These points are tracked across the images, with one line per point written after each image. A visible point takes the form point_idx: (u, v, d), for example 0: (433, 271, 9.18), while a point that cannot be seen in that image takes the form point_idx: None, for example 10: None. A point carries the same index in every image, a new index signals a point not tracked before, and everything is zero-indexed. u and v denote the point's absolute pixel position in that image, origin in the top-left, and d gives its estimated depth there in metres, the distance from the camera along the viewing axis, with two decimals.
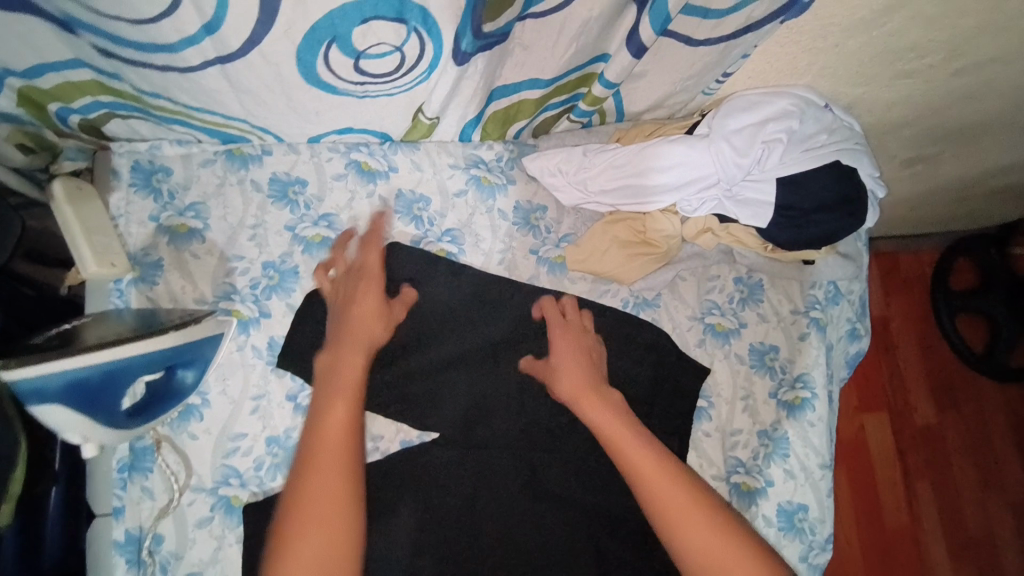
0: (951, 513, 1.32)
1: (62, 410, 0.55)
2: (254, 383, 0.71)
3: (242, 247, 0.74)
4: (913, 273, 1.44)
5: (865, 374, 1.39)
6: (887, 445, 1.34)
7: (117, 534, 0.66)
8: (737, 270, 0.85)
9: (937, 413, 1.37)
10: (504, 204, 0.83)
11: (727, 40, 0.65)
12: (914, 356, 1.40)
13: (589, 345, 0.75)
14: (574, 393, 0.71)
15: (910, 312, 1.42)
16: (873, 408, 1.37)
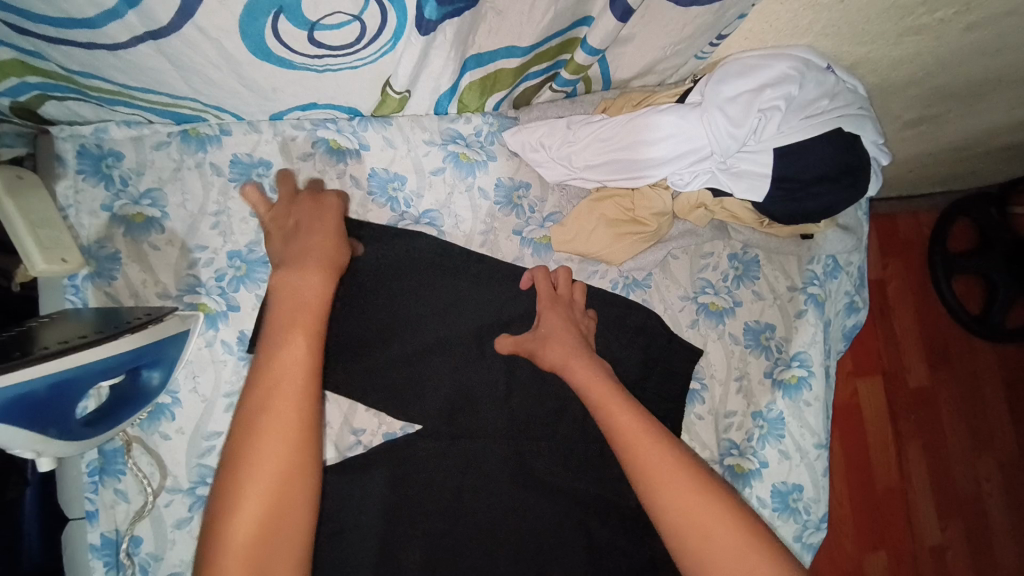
0: (940, 472, 1.33)
1: (10, 428, 0.49)
2: (226, 380, 0.68)
3: (204, 237, 0.69)
4: (911, 235, 1.39)
5: (862, 340, 1.35)
6: (881, 407, 1.33)
7: (93, 538, 0.64)
8: (732, 246, 0.81)
9: (930, 374, 1.36)
10: (485, 181, 0.78)
11: None
12: (909, 318, 1.38)
13: (578, 321, 0.71)
14: (563, 355, 0.65)
15: (908, 273, 1.39)
16: (868, 372, 1.35)
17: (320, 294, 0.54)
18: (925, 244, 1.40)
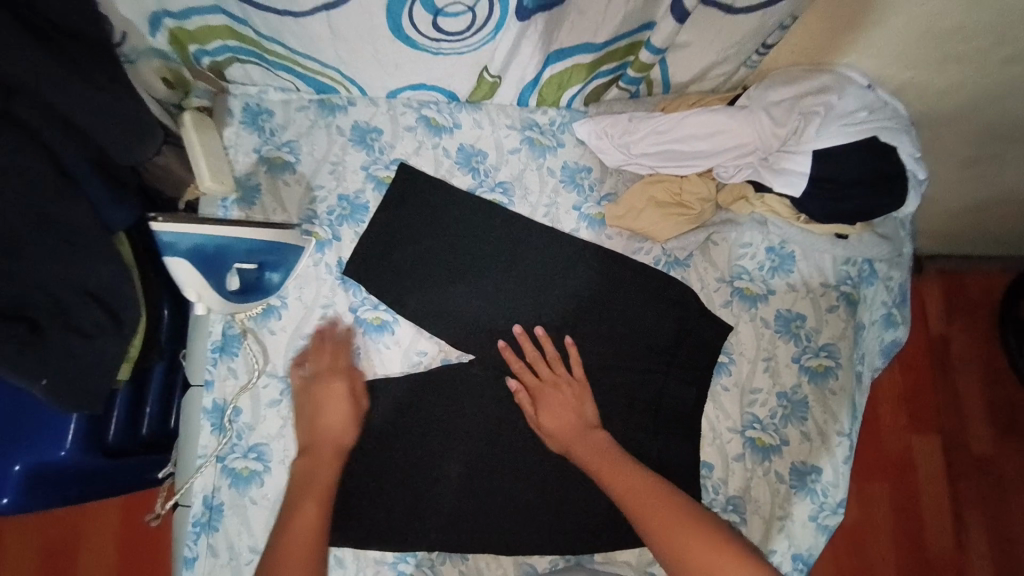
0: (1002, 545, 1.28)
1: (185, 267, 0.69)
2: (324, 293, 0.83)
3: (324, 179, 0.87)
4: (977, 293, 1.42)
5: (918, 392, 1.36)
6: (936, 467, 1.32)
7: (206, 403, 0.78)
8: (769, 240, 0.89)
9: (995, 441, 1.34)
10: (553, 163, 0.91)
11: (762, 9, 0.69)
12: (974, 378, 1.37)
13: (575, 394, 0.81)
14: (567, 439, 0.78)
15: (973, 330, 1.40)
16: (923, 429, 1.34)
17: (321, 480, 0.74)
18: (994, 304, 1.42)
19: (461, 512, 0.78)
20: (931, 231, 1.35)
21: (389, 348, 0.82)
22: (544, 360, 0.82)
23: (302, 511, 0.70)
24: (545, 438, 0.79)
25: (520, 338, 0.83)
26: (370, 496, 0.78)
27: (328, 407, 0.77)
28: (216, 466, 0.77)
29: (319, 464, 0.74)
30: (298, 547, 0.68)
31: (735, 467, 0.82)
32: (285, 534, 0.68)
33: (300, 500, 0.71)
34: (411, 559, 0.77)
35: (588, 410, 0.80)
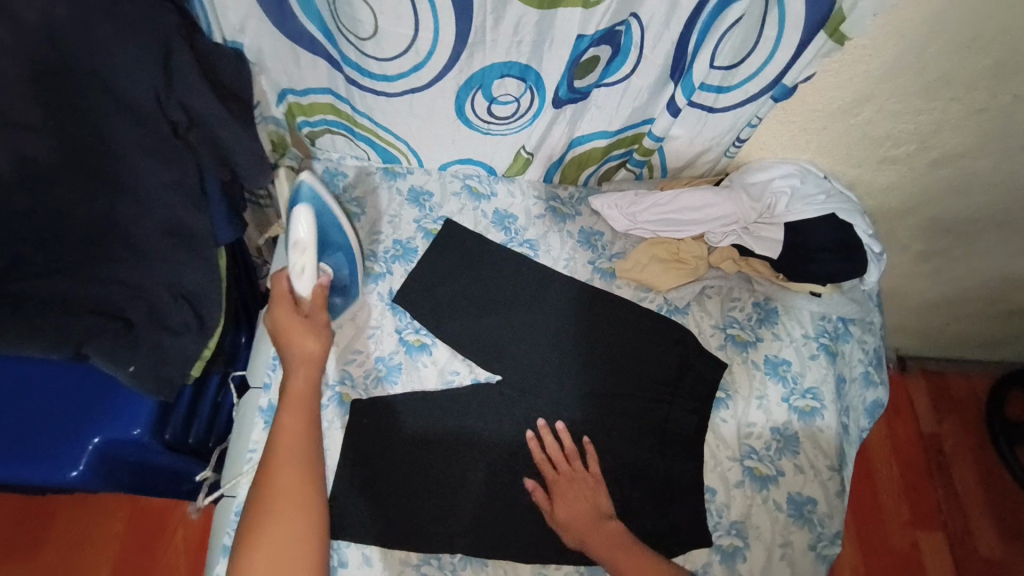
0: None
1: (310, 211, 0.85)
2: (374, 317, 0.96)
3: (382, 227, 1.05)
4: (961, 395, 1.57)
5: (918, 487, 1.44)
6: (944, 563, 1.36)
7: (262, 402, 0.88)
8: (756, 295, 1.05)
9: (998, 541, 1.40)
10: (572, 227, 1.10)
11: (733, 109, 0.94)
12: (969, 475, 1.47)
13: (591, 487, 0.87)
14: (584, 533, 0.83)
15: (963, 430, 1.52)
16: (927, 525, 1.40)
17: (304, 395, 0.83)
18: (981, 406, 1.56)
19: (483, 519, 0.85)
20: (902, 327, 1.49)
21: (426, 366, 0.93)
22: (562, 453, 0.89)
23: (288, 428, 0.79)
24: (566, 537, 0.83)
25: (542, 431, 0.90)
26: (398, 499, 0.85)
27: (285, 318, 0.86)
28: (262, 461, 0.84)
29: (298, 380, 0.83)
30: (291, 461, 0.77)
31: (736, 494, 0.89)
32: (280, 451, 0.77)
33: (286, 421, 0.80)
34: (434, 562, 0.82)
35: (603, 500, 0.86)
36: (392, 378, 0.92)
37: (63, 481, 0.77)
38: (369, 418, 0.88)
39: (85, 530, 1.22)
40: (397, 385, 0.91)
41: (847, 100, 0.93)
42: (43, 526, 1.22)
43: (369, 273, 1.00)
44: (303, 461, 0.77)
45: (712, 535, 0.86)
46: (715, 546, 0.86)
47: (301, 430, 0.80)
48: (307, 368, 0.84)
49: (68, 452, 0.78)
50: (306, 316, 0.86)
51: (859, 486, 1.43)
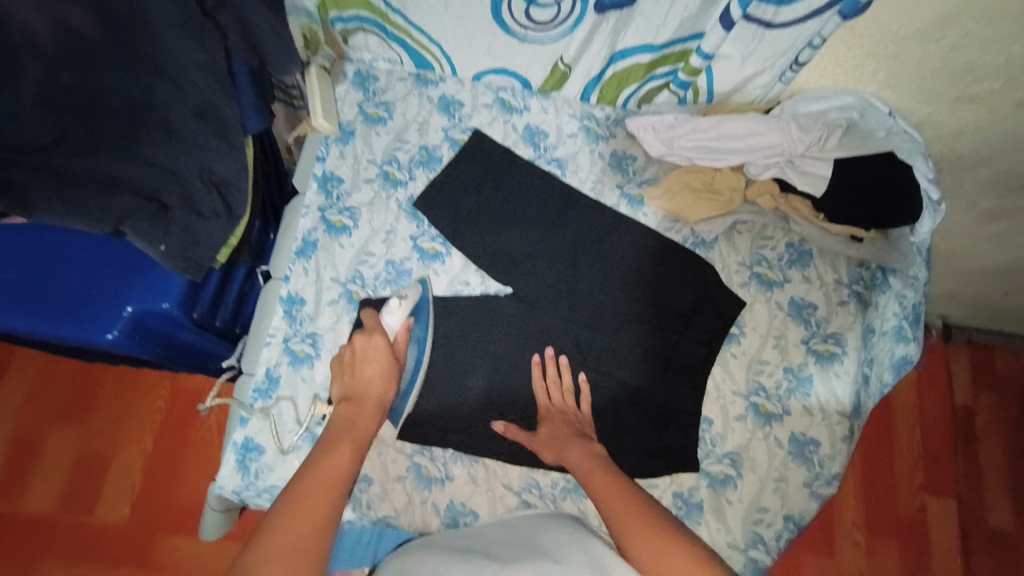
0: None
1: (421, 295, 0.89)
2: (390, 222, 0.97)
3: (409, 136, 1.03)
4: (1008, 372, 1.43)
5: (938, 456, 1.36)
6: (951, 533, 1.30)
7: (282, 293, 0.91)
8: (790, 236, 1.00)
9: (1015, 521, 1.31)
10: (604, 149, 1.05)
11: (792, 26, 0.86)
12: (998, 454, 1.37)
13: (578, 417, 0.87)
14: (561, 448, 0.82)
15: (1001, 407, 1.41)
16: (940, 493, 1.33)
17: (364, 425, 0.77)
18: None
19: (480, 422, 0.88)
20: (954, 295, 1.36)
21: (439, 275, 0.95)
22: (559, 386, 0.89)
23: (335, 443, 0.73)
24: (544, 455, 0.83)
25: (546, 361, 0.91)
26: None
27: (370, 354, 0.81)
28: (280, 346, 0.88)
29: (362, 407, 0.78)
30: (325, 476, 0.68)
31: (735, 426, 0.89)
32: (317, 466, 0.69)
33: (338, 437, 0.74)
34: (427, 453, 0.86)
35: (588, 431, 0.86)
36: (401, 282, 0.94)
37: (99, 342, 0.84)
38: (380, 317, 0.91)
39: (131, 403, 1.33)
40: (406, 289, 0.94)
41: (929, 22, 0.82)
42: (93, 396, 1.34)
43: (390, 179, 1.00)
44: (338, 483, 0.69)
45: (702, 462, 0.88)
46: (705, 471, 0.87)
47: (346, 453, 0.72)
48: (373, 406, 0.79)
49: (107, 316, 0.84)
50: (393, 356, 0.83)
51: (874, 446, 1.36)
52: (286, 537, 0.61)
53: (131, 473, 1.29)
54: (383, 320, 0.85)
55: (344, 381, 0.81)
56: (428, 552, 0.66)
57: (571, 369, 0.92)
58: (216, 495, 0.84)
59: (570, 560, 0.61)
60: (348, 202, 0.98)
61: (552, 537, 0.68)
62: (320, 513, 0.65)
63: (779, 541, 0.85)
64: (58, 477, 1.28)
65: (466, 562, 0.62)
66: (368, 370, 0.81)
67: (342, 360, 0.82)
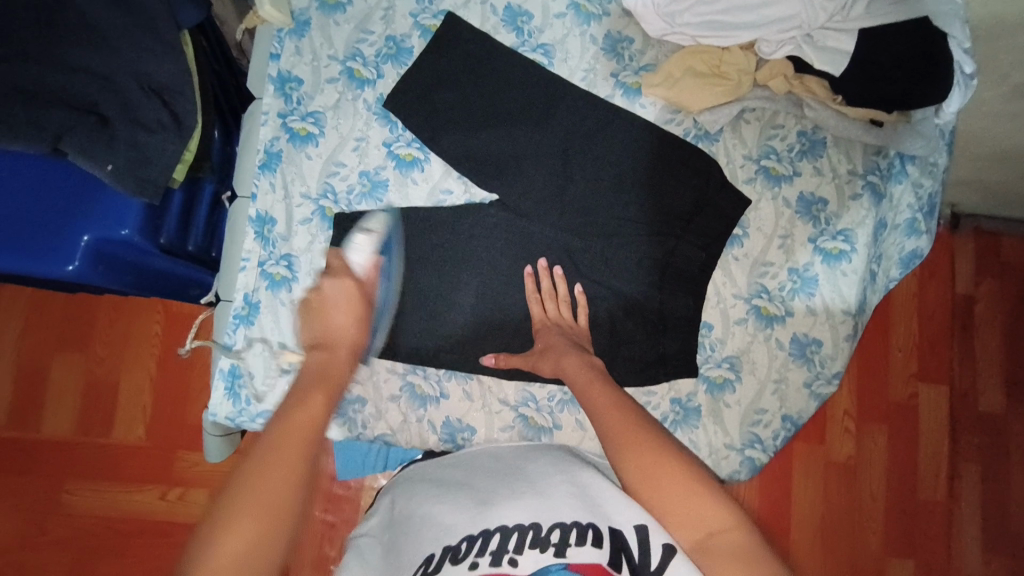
0: (995, 501, 1.30)
1: (378, 226, 0.84)
2: (359, 127, 0.88)
3: (373, 25, 0.90)
4: (1013, 258, 1.38)
5: (933, 344, 1.35)
6: (940, 416, 1.33)
7: (251, 213, 0.84)
8: (802, 124, 0.91)
9: (1005, 403, 1.34)
10: (596, 31, 0.93)
11: None
12: (995, 339, 1.36)
13: (576, 331, 0.83)
14: (556, 365, 0.78)
15: (1002, 294, 1.37)
16: (932, 381, 1.34)
17: (339, 373, 0.69)
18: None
19: (471, 335, 0.86)
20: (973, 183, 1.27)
21: (417, 183, 0.88)
22: (552, 294, 0.85)
23: (308, 388, 0.65)
24: (539, 369, 0.81)
25: (539, 271, 0.86)
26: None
27: (334, 295, 0.75)
28: (256, 270, 0.83)
29: (337, 355, 0.71)
30: (304, 416, 0.60)
31: (735, 331, 0.87)
32: (296, 409, 0.61)
33: (311, 384, 0.66)
34: (420, 372, 0.85)
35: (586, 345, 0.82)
36: (377, 196, 0.87)
37: (61, 275, 0.78)
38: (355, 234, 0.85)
39: (129, 328, 1.26)
40: (383, 203, 0.87)
41: None
42: (89, 323, 1.26)
43: (355, 77, 0.89)
44: (315, 422, 0.60)
45: (700, 367, 0.86)
46: (703, 376, 0.86)
47: (321, 397, 0.64)
48: (346, 354, 0.72)
49: (65, 246, 0.78)
50: (364, 294, 0.77)
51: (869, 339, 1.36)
52: (263, 477, 0.53)
53: (142, 397, 1.24)
54: (348, 259, 0.80)
55: (314, 328, 0.74)
56: (425, 490, 0.71)
57: (566, 280, 0.87)
58: (211, 423, 0.83)
59: (553, 493, 0.63)
60: (309, 106, 0.87)
61: (539, 467, 0.71)
62: (301, 458, 0.56)
63: (776, 439, 0.86)
64: (67, 404, 1.23)
65: (453, 500, 0.67)
66: (339, 312, 0.74)
67: (310, 306, 0.76)
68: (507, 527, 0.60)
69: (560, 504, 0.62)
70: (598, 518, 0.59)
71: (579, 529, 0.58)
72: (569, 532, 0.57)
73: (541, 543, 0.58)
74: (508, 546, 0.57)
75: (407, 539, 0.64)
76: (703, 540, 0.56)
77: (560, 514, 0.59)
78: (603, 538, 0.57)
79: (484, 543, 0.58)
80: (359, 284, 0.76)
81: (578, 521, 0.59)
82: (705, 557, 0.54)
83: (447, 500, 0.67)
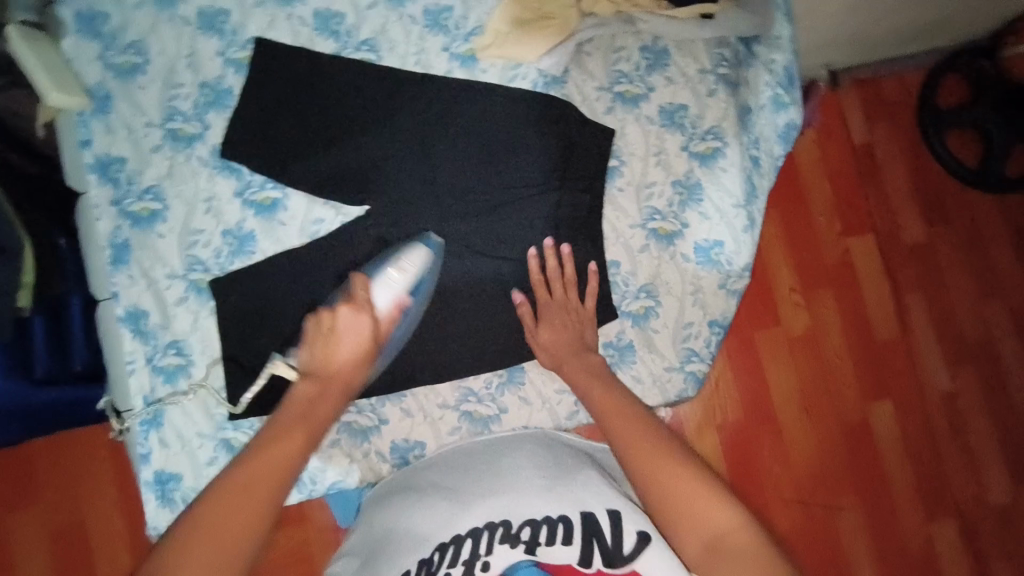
0: (944, 322, 1.32)
1: (422, 263, 0.78)
2: (203, 187, 0.83)
3: (181, 75, 0.84)
4: (894, 98, 1.35)
5: (850, 198, 1.30)
6: (875, 261, 1.30)
7: (119, 313, 0.81)
8: (642, 39, 0.90)
9: (927, 230, 1.34)
10: (414, 9, 0.89)
11: None
12: (902, 172, 1.34)
13: (581, 320, 0.83)
14: (559, 356, 0.80)
15: (895, 133, 1.34)
16: (859, 231, 1.30)
17: (325, 414, 0.67)
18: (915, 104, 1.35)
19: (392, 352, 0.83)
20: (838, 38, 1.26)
21: (285, 224, 0.84)
22: (561, 280, 0.83)
23: (285, 428, 0.63)
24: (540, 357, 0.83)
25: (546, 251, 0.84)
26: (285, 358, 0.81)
27: (350, 334, 0.71)
28: (146, 369, 0.80)
29: (327, 397, 0.68)
30: (271, 463, 0.60)
31: (642, 259, 0.88)
32: (266, 454, 0.60)
33: (293, 422, 0.64)
34: (353, 409, 0.84)
35: (589, 333, 0.83)
36: (247, 251, 0.83)
37: None
38: (237, 293, 0.81)
39: (78, 463, 1.08)
40: (257, 254, 0.83)
41: None
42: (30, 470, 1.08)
43: (180, 136, 0.83)
44: (283, 472, 0.60)
45: (622, 305, 0.87)
46: (626, 313, 0.87)
47: (297, 443, 0.62)
48: (338, 395, 0.69)
49: None
50: (376, 339, 0.73)
51: (790, 211, 1.29)
52: (211, 530, 0.54)
53: (118, 534, 1.07)
54: (374, 292, 0.75)
55: (313, 351, 0.70)
56: (405, 499, 0.72)
57: (466, 267, 0.85)
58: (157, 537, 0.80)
59: (525, 489, 0.65)
60: (143, 182, 0.82)
61: (512, 461, 0.72)
62: (260, 507, 0.57)
63: (710, 347, 0.89)
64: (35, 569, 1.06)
65: (430, 508, 0.68)
66: (342, 354, 0.70)
67: (318, 326, 0.71)
68: (480, 529, 0.61)
69: (534, 501, 0.63)
70: (567, 509, 0.62)
71: (550, 525, 0.60)
72: (539, 530, 0.60)
73: (512, 540, 0.59)
74: (480, 550, 0.59)
75: (387, 554, 0.65)
76: (713, 545, 0.55)
77: (529, 512, 0.62)
78: (574, 531, 0.59)
79: (456, 552, 0.60)
80: (374, 329, 0.72)
81: (549, 516, 0.61)
82: (714, 563, 0.54)
83: (425, 508, 0.68)
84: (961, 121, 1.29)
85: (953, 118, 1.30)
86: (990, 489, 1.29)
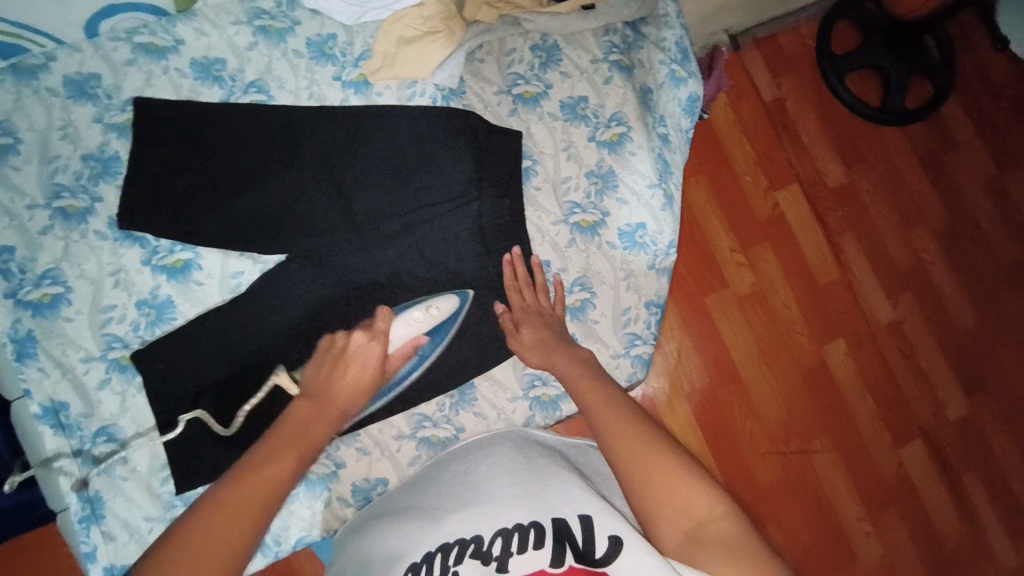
0: (877, 254, 1.39)
1: (445, 314, 0.80)
2: (107, 261, 0.79)
3: (57, 148, 0.80)
4: (793, 50, 1.38)
5: (769, 153, 1.34)
6: (804, 208, 1.34)
7: (34, 409, 0.76)
8: (531, 39, 0.91)
9: (846, 171, 1.39)
10: (296, 43, 0.87)
11: None
12: (813, 121, 1.39)
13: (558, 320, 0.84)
14: (542, 358, 0.80)
15: (801, 85, 1.38)
16: (784, 183, 1.34)
17: (319, 436, 0.68)
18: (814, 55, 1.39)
19: None
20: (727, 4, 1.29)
21: (203, 283, 0.81)
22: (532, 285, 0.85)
23: (280, 449, 0.64)
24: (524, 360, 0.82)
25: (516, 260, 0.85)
26: (220, 418, 0.78)
27: (360, 360, 0.73)
28: (76, 462, 0.76)
29: (320, 418, 0.69)
30: (265, 479, 0.60)
31: (570, 253, 0.90)
32: (260, 469, 0.61)
33: (286, 443, 0.65)
34: None
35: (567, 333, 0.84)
36: (168, 319, 0.80)
37: None
38: (166, 362, 0.78)
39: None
40: (179, 318, 0.80)
41: None
42: None
43: (70, 213, 0.79)
44: (277, 488, 0.61)
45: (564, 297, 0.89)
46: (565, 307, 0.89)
47: (293, 463, 0.63)
48: (328, 418, 0.70)
49: None
50: (383, 371, 0.75)
51: (715, 172, 1.31)
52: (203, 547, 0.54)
53: None
54: (394, 328, 0.77)
55: (320, 374, 0.72)
56: (382, 525, 0.71)
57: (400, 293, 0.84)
58: None
59: (497, 498, 0.64)
60: (38, 268, 0.78)
61: (483, 472, 0.71)
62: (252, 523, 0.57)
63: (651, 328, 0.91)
64: None
65: (409, 527, 0.66)
66: (346, 380, 0.72)
67: (327, 351, 0.74)
68: (450, 544, 0.60)
69: (505, 509, 0.62)
70: (540, 515, 0.60)
71: (522, 532, 0.59)
72: (511, 539, 0.58)
73: (483, 556, 0.58)
74: (451, 561, 0.58)
75: None
76: (691, 533, 0.56)
77: (501, 521, 0.60)
78: (546, 534, 0.58)
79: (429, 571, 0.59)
80: (382, 361, 0.75)
81: (520, 522, 0.60)
82: (691, 549, 0.55)
83: (397, 532, 0.67)
84: (856, 65, 1.35)
85: (851, 62, 1.35)
86: (946, 402, 1.37)
